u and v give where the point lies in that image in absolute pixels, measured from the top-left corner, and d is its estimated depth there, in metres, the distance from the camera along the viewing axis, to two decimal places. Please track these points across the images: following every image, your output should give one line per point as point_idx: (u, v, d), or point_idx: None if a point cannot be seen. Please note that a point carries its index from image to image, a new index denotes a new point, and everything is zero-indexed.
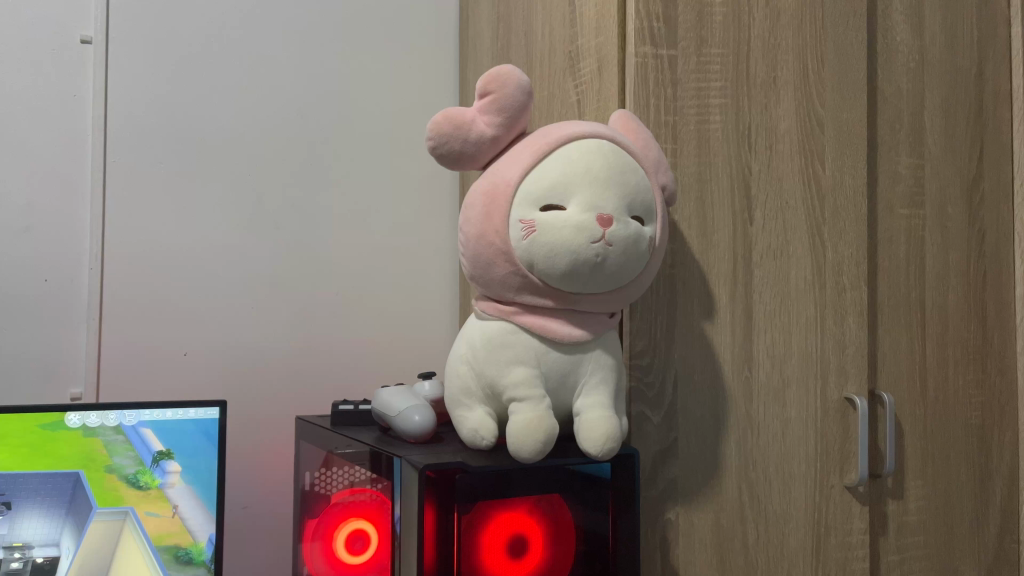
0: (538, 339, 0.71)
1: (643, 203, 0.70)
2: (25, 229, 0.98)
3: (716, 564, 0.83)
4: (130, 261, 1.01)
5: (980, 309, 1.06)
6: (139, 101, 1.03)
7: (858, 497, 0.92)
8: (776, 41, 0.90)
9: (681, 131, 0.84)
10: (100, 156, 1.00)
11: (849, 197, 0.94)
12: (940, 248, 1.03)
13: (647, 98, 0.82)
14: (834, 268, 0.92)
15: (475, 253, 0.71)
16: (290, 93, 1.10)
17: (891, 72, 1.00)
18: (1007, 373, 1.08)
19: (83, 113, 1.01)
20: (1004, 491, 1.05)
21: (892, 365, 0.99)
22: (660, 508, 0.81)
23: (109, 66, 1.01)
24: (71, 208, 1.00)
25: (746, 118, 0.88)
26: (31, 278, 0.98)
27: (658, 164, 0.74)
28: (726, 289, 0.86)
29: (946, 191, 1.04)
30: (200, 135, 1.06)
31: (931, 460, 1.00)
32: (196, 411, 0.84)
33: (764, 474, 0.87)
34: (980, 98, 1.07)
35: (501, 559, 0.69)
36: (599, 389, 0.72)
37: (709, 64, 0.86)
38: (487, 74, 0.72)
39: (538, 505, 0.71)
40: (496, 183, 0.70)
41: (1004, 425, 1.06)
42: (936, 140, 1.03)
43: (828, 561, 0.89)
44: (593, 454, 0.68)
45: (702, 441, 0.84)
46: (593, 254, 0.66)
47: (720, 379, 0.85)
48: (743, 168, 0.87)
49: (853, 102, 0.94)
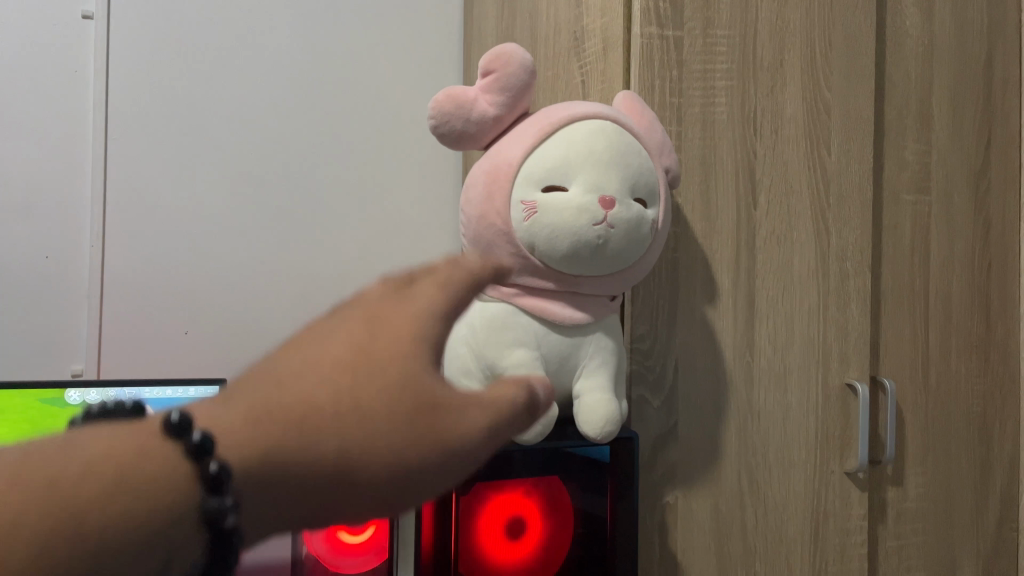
0: (539, 322, 0.71)
1: (645, 185, 0.69)
2: (25, 206, 0.98)
3: (715, 548, 0.83)
4: (129, 239, 1.01)
5: (984, 297, 1.06)
6: (138, 77, 1.02)
7: (857, 483, 0.92)
8: (783, 23, 0.89)
9: (685, 113, 0.83)
10: (101, 133, 0.99)
11: (854, 182, 0.93)
12: (946, 236, 1.02)
13: (652, 79, 0.81)
14: (838, 254, 0.92)
15: (475, 234, 0.71)
16: (291, 71, 1.10)
17: (899, 57, 0.99)
18: (1009, 361, 1.08)
19: (84, 89, 1.00)
20: (1004, 479, 1.05)
21: (895, 353, 0.98)
22: (659, 491, 0.81)
23: (110, 42, 1.00)
24: (73, 185, 0.99)
25: (752, 102, 0.87)
26: (32, 255, 0.98)
27: (661, 147, 0.73)
28: (728, 274, 0.85)
29: (952, 179, 1.03)
30: (201, 113, 1.05)
31: (931, 447, 1.00)
32: (196, 390, 0.85)
33: (763, 459, 0.87)
34: (989, 84, 1.06)
35: (501, 541, 0.69)
36: (599, 372, 0.71)
37: (715, 46, 0.85)
38: (489, 54, 0.71)
39: (537, 486, 0.71)
40: (497, 164, 0.69)
41: (1005, 413, 1.06)
42: (944, 126, 1.02)
43: (826, 547, 0.89)
44: (592, 437, 0.68)
45: (702, 426, 0.84)
46: (594, 236, 0.66)
47: (721, 364, 0.85)
48: (748, 152, 0.86)
49: (859, 86, 0.93)
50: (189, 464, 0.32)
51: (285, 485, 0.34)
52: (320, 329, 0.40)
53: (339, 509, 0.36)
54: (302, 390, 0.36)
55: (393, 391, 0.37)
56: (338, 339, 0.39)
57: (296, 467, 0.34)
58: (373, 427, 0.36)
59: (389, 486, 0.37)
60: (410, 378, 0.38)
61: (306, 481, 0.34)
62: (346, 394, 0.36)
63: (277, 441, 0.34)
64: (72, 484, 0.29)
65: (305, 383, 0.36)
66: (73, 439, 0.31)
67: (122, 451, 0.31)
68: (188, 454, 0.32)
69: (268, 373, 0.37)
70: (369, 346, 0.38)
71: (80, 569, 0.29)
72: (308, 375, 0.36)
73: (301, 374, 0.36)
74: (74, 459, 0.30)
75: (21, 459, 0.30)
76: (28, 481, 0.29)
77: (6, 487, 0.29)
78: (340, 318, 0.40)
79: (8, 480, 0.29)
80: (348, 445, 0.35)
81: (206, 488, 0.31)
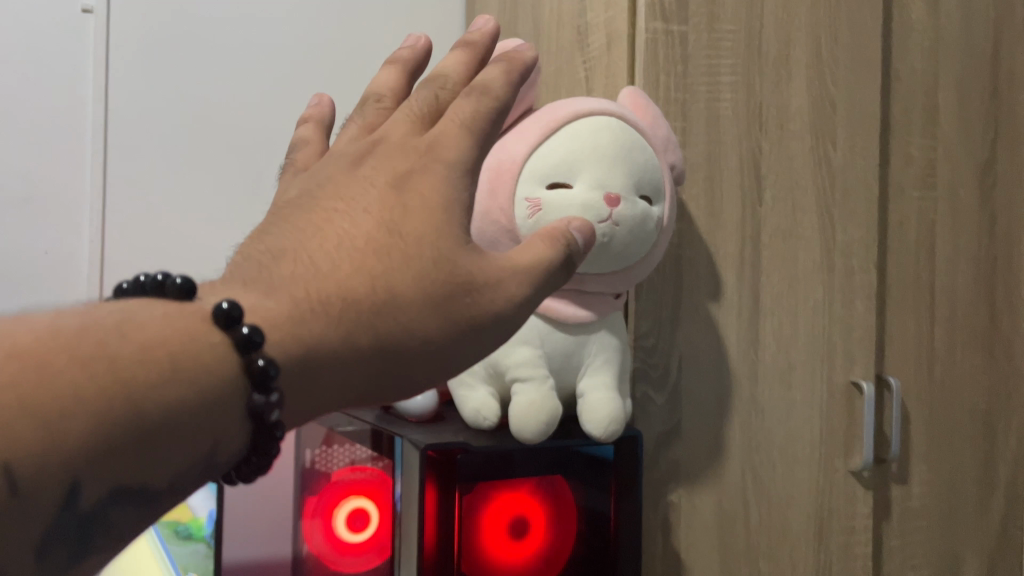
0: (543, 319, 0.70)
1: (650, 181, 0.69)
2: (25, 201, 0.96)
3: (718, 547, 0.83)
4: (129, 235, 1.00)
5: (990, 293, 1.05)
6: (137, 72, 1.00)
7: (861, 482, 0.92)
8: (789, 17, 0.88)
9: (691, 108, 0.82)
10: (101, 127, 0.98)
11: (859, 178, 0.93)
12: (951, 232, 1.02)
13: (657, 75, 0.80)
14: (843, 250, 0.91)
15: (478, 231, 0.68)
16: (292, 66, 1.08)
17: (905, 51, 0.98)
18: (1014, 357, 1.07)
19: (84, 83, 0.98)
20: (1009, 477, 1.05)
21: (900, 349, 0.98)
22: (663, 489, 0.80)
23: (110, 36, 0.99)
24: (72, 179, 0.98)
25: (758, 97, 0.86)
26: (29, 251, 0.96)
27: (667, 143, 0.73)
28: (733, 270, 0.85)
29: (959, 174, 1.02)
30: (201, 108, 1.03)
31: (936, 445, 1.00)
32: None
33: (767, 457, 0.86)
34: (995, 78, 1.05)
35: (503, 540, 0.69)
36: (603, 370, 0.71)
37: (721, 40, 0.84)
38: (494, 48, 0.70)
39: (539, 484, 0.70)
40: (501, 160, 0.67)
41: (1010, 410, 1.06)
42: (949, 121, 1.02)
43: (830, 545, 0.89)
44: (596, 436, 0.67)
45: (706, 423, 0.83)
46: (600, 234, 0.65)
47: (725, 361, 0.84)
48: (753, 147, 0.86)
49: (865, 82, 0.93)
50: (234, 351, 0.35)
51: (330, 364, 0.38)
52: (354, 207, 0.43)
53: (380, 383, 0.40)
54: (337, 278, 0.39)
55: (424, 278, 0.40)
56: (370, 220, 0.42)
57: (338, 346, 0.38)
58: (405, 311, 0.40)
59: (424, 361, 0.40)
60: (439, 264, 0.41)
61: (348, 361, 0.38)
62: (378, 281, 0.40)
63: (317, 328, 0.38)
64: (133, 363, 0.32)
65: (340, 272, 0.39)
66: (127, 316, 0.34)
67: (174, 335, 0.34)
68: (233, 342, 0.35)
69: (304, 260, 0.40)
70: (400, 225, 0.42)
71: (142, 432, 0.31)
72: (343, 260, 0.40)
73: (335, 262, 0.40)
74: (128, 341, 0.33)
75: (80, 333, 0.32)
76: (81, 357, 0.31)
77: (57, 355, 0.31)
78: (375, 192, 0.43)
79: (67, 352, 0.31)
80: (387, 331, 0.39)
81: (252, 380, 0.35)
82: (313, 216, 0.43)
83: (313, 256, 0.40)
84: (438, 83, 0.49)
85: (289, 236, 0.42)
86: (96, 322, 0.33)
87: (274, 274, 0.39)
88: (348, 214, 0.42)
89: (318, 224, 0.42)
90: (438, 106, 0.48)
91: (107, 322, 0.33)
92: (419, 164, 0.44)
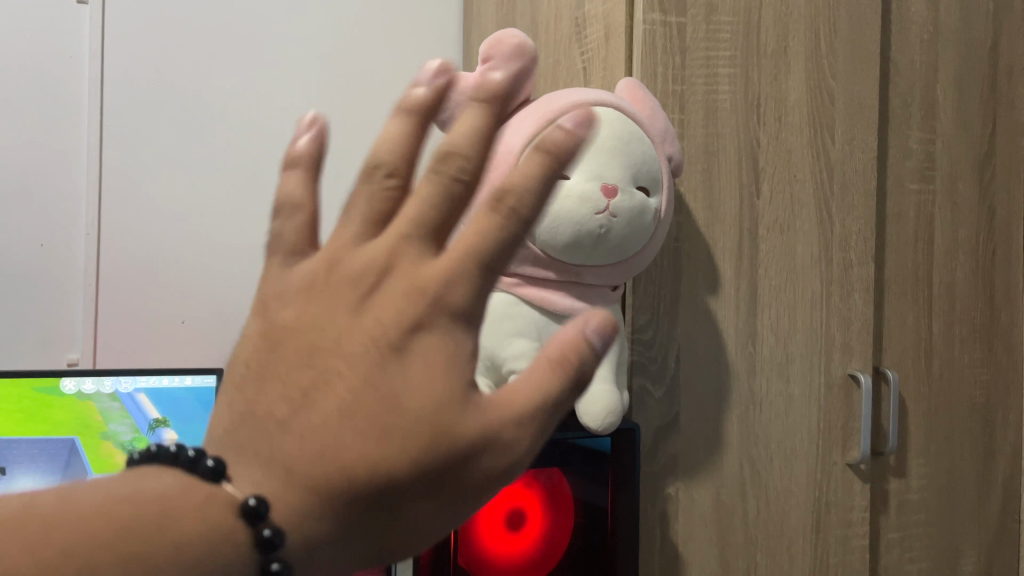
0: (539, 311, 0.70)
1: (648, 173, 0.69)
2: (21, 192, 0.95)
3: (716, 541, 0.83)
4: (125, 228, 0.99)
5: (989, 286, 1.05)
6: (133, 62, 1.00)
7: (859, 475, 0.91)
8: (787, 9, 0.87)
9: (688, 100, 0.82)
10: (97, 119, 0.98)
11: (859, 170, 0.92)
12: (950, 224, 1.01)
13: (654, 66, 0.80)
14: (841, 243, 0.91)
15: None
16: (287, 56, 1.08)
17: (904, 43, 0.98)
18: (1013, 351, 1.07)
19: (80, 73, 0.97)
20: (1006, 470, 1.05)
21: (898, 342, 0.98)
22: (660, 483, 0.80)
23: (105, 26, 0.98)
24: (68, 171, 0.97)
25: (756, 89, 0.86)
26: (25, 244, 0.96)
27: (664, 134, 0.72)
28: (731, 264, 0.84)
29: (957, 166, 1.02)
30: (198, 100, 1.03)
31: (934, 438, 1.00)
32: (193, 379, 0.79)
33: (765, 450, 0.86)
34: (994, 70, 1.05)
35: (500, 533, 0.69)
36: (600, 362, 0.71)
37: (719, 32, 0.83)
38: (491, 39, 0.70)
39: (537, 478, 0.70)
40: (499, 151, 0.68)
41: (1008, 404, 1.06)
42: (948, 114, 1.01)
43: (828, 538, 0.89)
44: (594, 428, 0.67)
45: (703, 417, 0.83)
46: (597, 226, 0.65)
47: (723, 354, 0.84)
48: (751, 139, 0.85)
49: (863, 74, 0.92)
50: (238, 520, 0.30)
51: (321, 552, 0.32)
52: (354, 369, 0.33)
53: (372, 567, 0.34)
54: (331, 467, 0.31)
55: (428, 461, 0.32)
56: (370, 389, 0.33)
57: (334, 542, 0.32)
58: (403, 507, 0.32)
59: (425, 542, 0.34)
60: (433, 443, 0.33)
61: (342, 556, 0.33)
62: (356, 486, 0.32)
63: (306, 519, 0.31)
64: (145, 557, 0.28)
65: (334, 466, 0.31)
66: (145, 489, 0.30)
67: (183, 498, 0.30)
68: (251, 536, 0.30)
69: (297, 447, 0.32)
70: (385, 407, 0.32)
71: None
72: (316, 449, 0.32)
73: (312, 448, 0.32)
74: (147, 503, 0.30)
75: (102, 511, 0.29)
76: (82, 513, 0.28)
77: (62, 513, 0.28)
78: (380, 353, 0.33)
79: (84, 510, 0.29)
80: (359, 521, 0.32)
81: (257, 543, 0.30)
82: (305, 372, 0.33)
83: (303, 434, 0.32)
84: (454, 169, 0.36)
85: (279, 404, 0.33)
86: (121, 492, 0.30)
87: (265, 460, 0.32)
88: (342, 374, 0.33)
89: (306, 396, 0.33)
90: (454, 207, 0.36)
91: (134, 495, 0.30)
92: (429, 309, 0.34)
